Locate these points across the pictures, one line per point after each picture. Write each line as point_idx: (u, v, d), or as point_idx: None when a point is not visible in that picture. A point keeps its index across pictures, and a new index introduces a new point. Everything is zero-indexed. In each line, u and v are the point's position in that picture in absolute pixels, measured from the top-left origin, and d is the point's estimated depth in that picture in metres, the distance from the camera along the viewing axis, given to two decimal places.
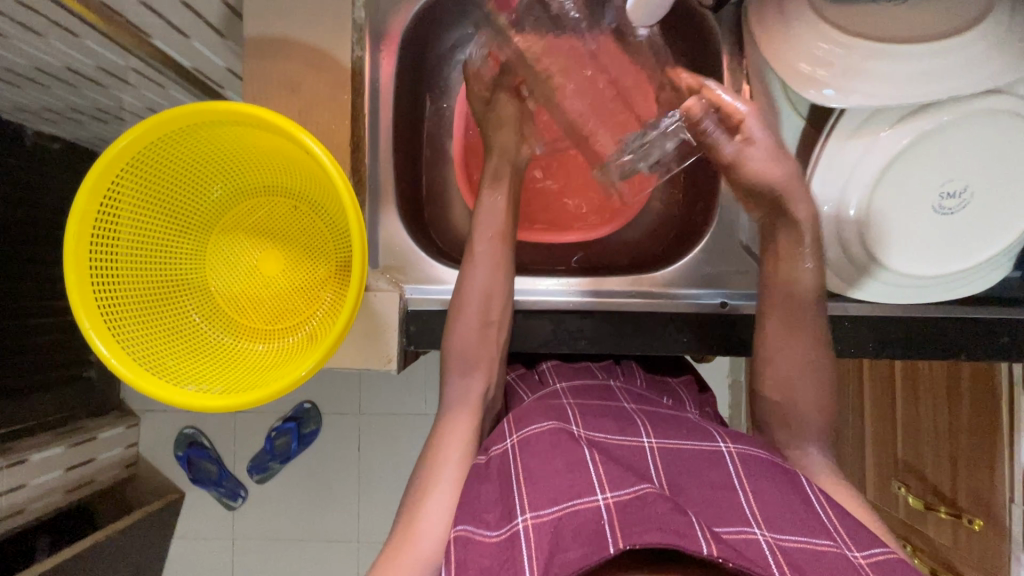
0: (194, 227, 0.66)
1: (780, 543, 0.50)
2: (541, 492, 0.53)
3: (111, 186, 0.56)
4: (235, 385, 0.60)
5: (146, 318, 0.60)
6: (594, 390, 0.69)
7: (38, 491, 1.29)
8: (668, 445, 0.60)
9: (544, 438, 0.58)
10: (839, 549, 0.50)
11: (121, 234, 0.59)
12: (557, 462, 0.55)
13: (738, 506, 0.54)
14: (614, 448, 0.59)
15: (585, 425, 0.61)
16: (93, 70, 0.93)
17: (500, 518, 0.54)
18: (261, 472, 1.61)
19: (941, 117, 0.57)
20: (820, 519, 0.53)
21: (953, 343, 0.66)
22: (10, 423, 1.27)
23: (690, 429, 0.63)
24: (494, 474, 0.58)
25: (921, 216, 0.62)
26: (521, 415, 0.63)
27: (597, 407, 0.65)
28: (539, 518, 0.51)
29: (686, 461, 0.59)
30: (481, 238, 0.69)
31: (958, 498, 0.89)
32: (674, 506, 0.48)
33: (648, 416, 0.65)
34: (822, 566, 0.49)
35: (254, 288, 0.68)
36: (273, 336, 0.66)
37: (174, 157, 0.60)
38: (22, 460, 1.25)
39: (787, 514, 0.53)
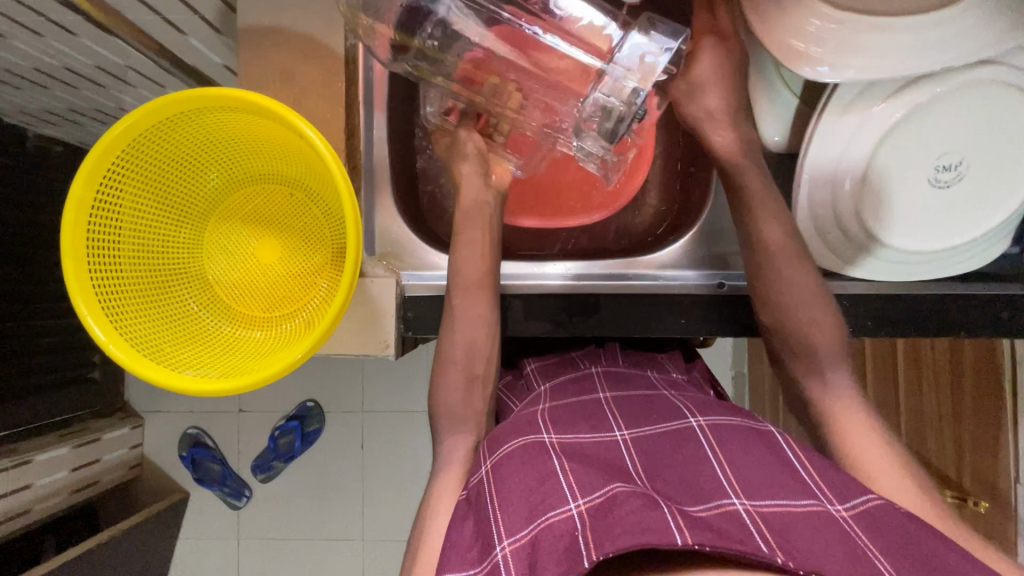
0: (192, 215, 0.66)
1: (759, 509, 0.51)
2: (516, 514, 0.52)
3: (107, 172, 0.57)
4: (232, 370, 0.60)
5: (144, 305, 0.61)
6: (572, 386, 0.73)
7: (45, 490, 1.30)
8: (638, 434, 0.62)
9: (514, 456, 0.58)
10: (821, 507, 0.50)
11: (119, 221, 0.59)
12: (529, 479, 0.55)
13: (714, 479, 0.54)
14: (586, 446, 0.60)
15: (556, 429, 0.62)
16: (93, 70, 0.93)
17: (479, 555, 0.51)
18: (265, 471, 1.62)
19: (934, 89, 0.57)
20: (800, 479, 0.54)
21: (955, 321, 0.65)
22: (16, 424, 1.28)
23: (663, 411, 0.65)
24: (472, 506, 0.56)
25: (916, 191, 0.61)
26: (494, 439, 0.63)
27: (571, 411, 0.66)
28: (515, 542, 0.50)
29: (656, 444, 0.60)
30: (467, 229, 0.70)
31: (963, 481, 0.88)
32: (646, 502, 0.49)
33: (617, 402, 0.68)
34: (809, 525, 0.49)
35: (252, 276, 0.68)
36: (271, 323, 0.66)
37: (172, 144, 0.60)
38: (28, 460, 1.25)
39: (762, 481, 0.54)
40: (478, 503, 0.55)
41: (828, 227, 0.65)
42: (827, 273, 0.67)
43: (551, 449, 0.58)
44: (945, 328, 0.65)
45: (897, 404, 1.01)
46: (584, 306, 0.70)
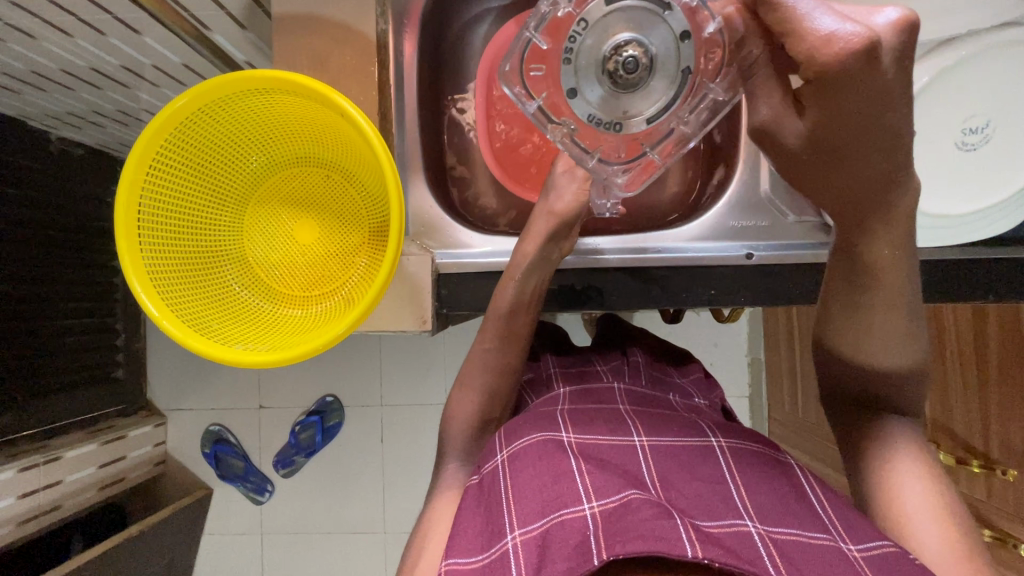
0: (233, 198, 0.69)
1: (772, 535, 0.53)
2: (528, 507, 0.57)
3: (156, 155, 0.59)
4: (277, 345, 0.62)
5: (190, 283, 0.63)
6: (593, 392, 0.75)
7: (74, 487, 1.35)
8: (658, 443, 0.64)
9: (531, 452, 0.61)
10: (833, 542, 0.53)
11: (167, 203, 0.62)
12: (545, 476, 0.58)
13: (730, 499, 0.57)
14: (602, 451, 0.62)
15: (575, 429, 0.65)
16: (121, 69, 0.96)
17: (488, 541, 0.56)
18: (287, 466, 1.63)
19: (959, 53, 0.58)
20: (818, 514, 0.56)
21: (982, 283, 0.67)
22: (45, 422, 1.34)
23: (684, 425, 0.68)
24: (484, 491, 0.61)
25: (943, 155, 0.63)
26: (511, 428, 0.67)
27: (589, 413, 0.69)
28: (526, 534, 0.55)
29: (678, 457, 0.62)
30: (539, 216, 0.73)
31: (990, 451, 0.88)
32: (659, 512, 0.52)
33: (639, 413, 0.70)
34: (812, 556, 0.51)
35: (291, 255, 0.70)
36: (311, 302, 0.68)
37: (214, 128, 0.63)
38: (58, 456, 1.31)
39: (774, 508, 0.56)
40: (491, 492, 0.60)
41: None
42: None
43: (568, 449, 0.61)
44: (965, 292, 0.67)
45: None
46: (610, 285, 0.73)
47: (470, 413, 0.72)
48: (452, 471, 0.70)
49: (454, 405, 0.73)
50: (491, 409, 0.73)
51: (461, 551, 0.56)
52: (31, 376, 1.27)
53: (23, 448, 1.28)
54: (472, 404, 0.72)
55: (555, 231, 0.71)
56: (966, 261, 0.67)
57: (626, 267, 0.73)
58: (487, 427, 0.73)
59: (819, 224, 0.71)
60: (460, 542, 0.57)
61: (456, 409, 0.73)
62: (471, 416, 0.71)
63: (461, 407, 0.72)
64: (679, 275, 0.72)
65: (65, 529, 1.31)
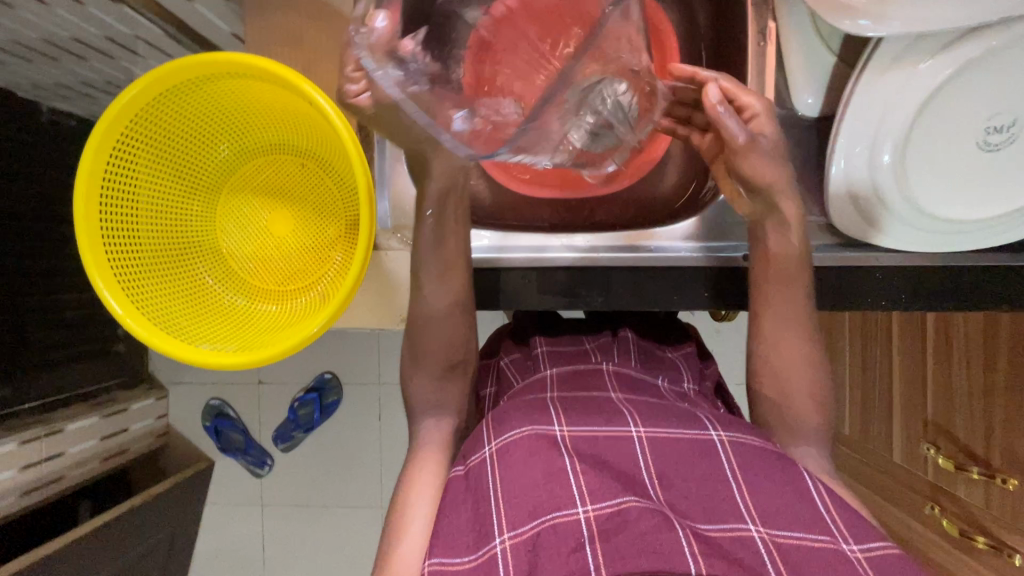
0: (204, 187, 0.66)
1: (775, 538, 0.53)
2: (519, 505, 0.54)
3: (116, 143, 0.57)
4: (247, 345, 0.60)
5: (158, 277, 0.61)
6: (584, 377, 0.70)
7: (77, 458, 1.32)
8: (658, 436, 0.60)
9: (522, 446, 0.58)
10: (834, 544, 0.52)
11: (131, 192, 0.59)
12: (536, 472, 0.56)
13: (732, 501, 0.55)
14: (598, 446, 0.59)
15: (567, 421, 0.61)
16: (98, 39, 0.90)
17: (476, 542, 0.54)
18: (286, 441, 1.64)
19: (989, 43, 0.53)
20: (815, 509, 0.55)
21: (998, 293, 0.63)
22: (46, 393, 1.30)
23: (681, 416, 0.63)
24: (471, 485, 0.58)
25: (961, 154, 0.59)
26: (498, 417, 0.63)
27: (580, 402, 0.64)
28: (516, 537, 0.52)
29: (674, 453, 0.59)
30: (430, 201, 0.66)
31: (991, 458, 0.86)
32: (660, 523, 0.50)
33: (633, 401, 0.65)
34: (819, 567, 0.51)
35: (266, 248, 0.67)
36: (286, 297, 0.66)
37: (177, 113, 0.60)
38: (60, 428, 1.27)
39: (777, 507, 0.55)
40: (479, 488, 0.57)
41: (863, 196, 0.60)
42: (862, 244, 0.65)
43: (561, 446, 0.58)
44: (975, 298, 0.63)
45: (922, 380, 0.97)
46: (596, 283, 0.70)
47: (451, 396, 0.69)
48: (427, 431, 0.67)
49: (422, 378, 0.69)
50: (454, 360, 0.68)
51: (447, 548, 0.54)
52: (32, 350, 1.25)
53: (24, 420, 1.23)
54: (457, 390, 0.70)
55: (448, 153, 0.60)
56: (978, 266, 0.63)
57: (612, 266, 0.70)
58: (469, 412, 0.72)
59: (824, 225, 0.67)
60: (447, 538, 0.55)
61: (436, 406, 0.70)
62: (451, 402, 0.69)
63: (439, 382, 0.68)
64: (673, 277, 0.69)
65: (72, 497, 1.29)
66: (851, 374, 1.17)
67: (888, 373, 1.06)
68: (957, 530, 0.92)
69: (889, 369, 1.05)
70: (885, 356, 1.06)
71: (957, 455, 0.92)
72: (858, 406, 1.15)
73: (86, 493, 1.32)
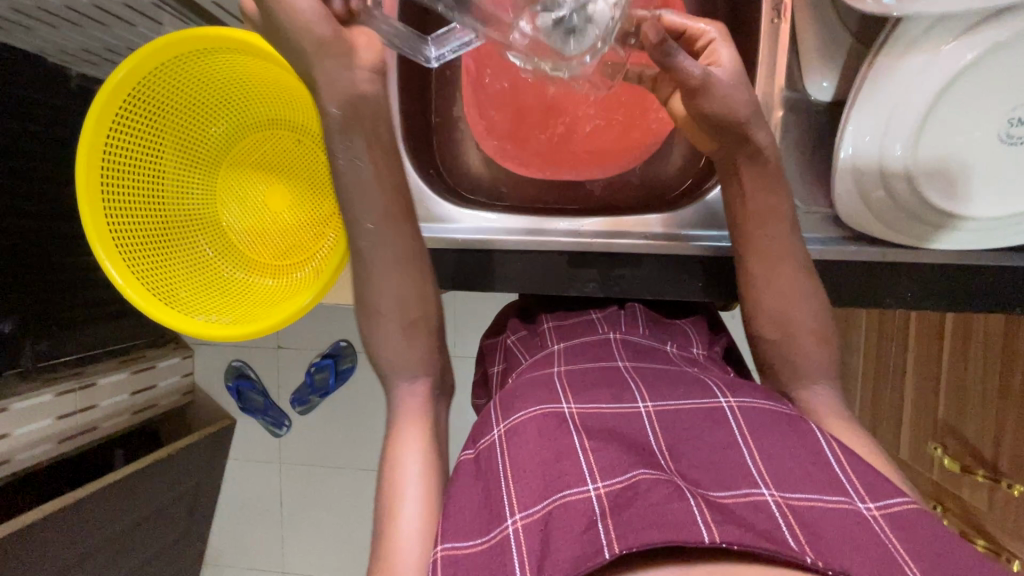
0: (204, 162, 0.67)
1: (789, 501, 0.47)
2: (529, 484, 0.48)
3: (116, 117, 0.58)
4: (241, 318, 0.63)
5: (159, 250, 0.63)
6: (591, 348, 0.65)
7: (110, 411, 1.34)
8: (666, 409, 0.55)
9: (531, 427, 0.52)
10: (850, 505, 0.46)
11: (133, 163, 0.61)
12: (546, 453, 0.50)
13: (743, 467, 0.49)
14: (609, 420, 0.54)
15: (576, 398, 0.56)
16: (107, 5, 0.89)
17: (486, 523, 0.48)
18: (303, 404, 1.59)
19: (1017, 26, 0.50)
20: (830, 472, 0.49)
21: (1003, 297, 0.61)
22: (83, 348, 1.28)
23: (689, 384, 0.57)
24: (481, 469, 0.53)
25: (981, 146, 0.56)
26: (508, 398, 0.58)
27: (589, 376, 0.60)
28: (528, 517, 0.46)
29: (686, 422, 0.54)
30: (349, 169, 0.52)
31: (998, 462, 0.83)
32: (672, 492, 0.45)
33: (643, 373, 0.60)
34: (840, 530, 0.44)
35: (263, 223, 0.69)
36: (283, 272, 0.68)
37: (174, 88, 0.62)
38: (94, 383, 1.27)
39: (793, 470, 0.49)
40: (489, 471, 0.52)
41: (873, 187, 0.57)
42: (867, 238, 0.62)
43: (570, 423, 0.52)
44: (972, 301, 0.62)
45: (937, 379, 0.93)
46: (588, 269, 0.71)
47: (418, 357, 0.59)
48: (402, 401, 0.58)
49: (382, 341, 0.59)
50: (414, 318, 0.58)
51: (459, 534, 0.48)
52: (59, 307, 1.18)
53: (63, 372, 1.22)
54: (428, 349, 0.60)
55: (329, 36, 0.46)
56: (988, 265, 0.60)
57: (608, 253, 0.71)
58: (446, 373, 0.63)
59: (831, 217, 0.64)
60: (457, 523, 0.49)
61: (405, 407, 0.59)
62: (420, 369, 0.59)
63: (401, 339, 0.58)
64: (661, 270, 0.70)
65: (108, 446, 1.34)
66: (861, 373, 1.12)
67: (901, 370, 1.01)
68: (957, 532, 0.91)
69: (903, 365, 1.00)
70: (899, 354, 1.01)
71: (964, 456, 0.89)
72: (868, 406, 1.10)
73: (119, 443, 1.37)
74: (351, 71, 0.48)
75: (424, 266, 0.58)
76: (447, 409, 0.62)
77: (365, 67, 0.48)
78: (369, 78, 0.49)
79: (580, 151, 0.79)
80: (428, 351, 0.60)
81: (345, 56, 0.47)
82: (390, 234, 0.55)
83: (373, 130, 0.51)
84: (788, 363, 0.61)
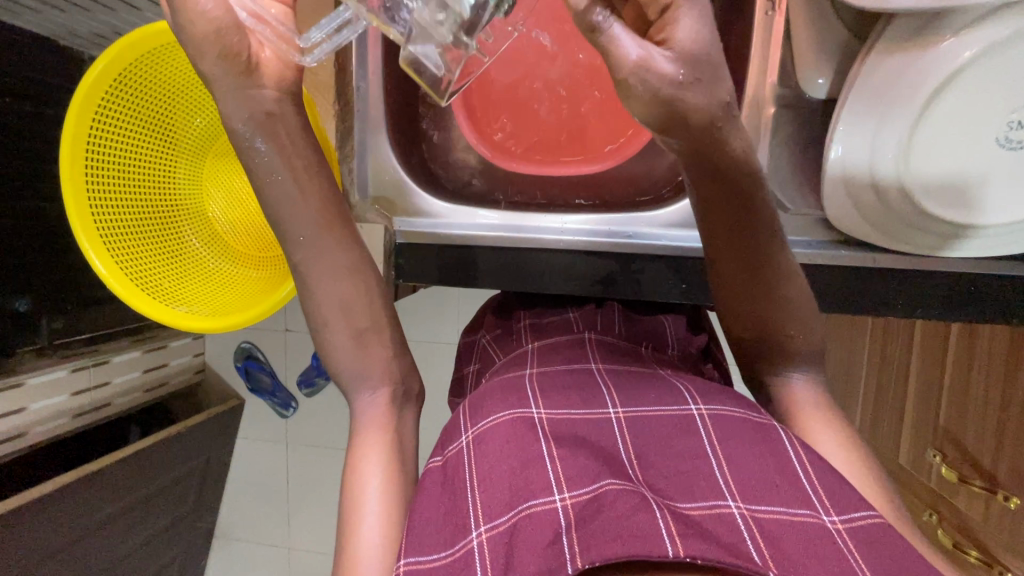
0: (188, 153, 0.71)
1: (756, 514, 0.45)
2: (494, 497, 0.48)
3: (98, 109, 0.61)
4: (219, 310, 0.67)
5: (144, 239, 0.67)
6: (564, 350, 0.65)
7: (123, 388, 1.26)
8: (636, 414, 0.54)
9: (499, 434, 0.52)
10: (815, 518, 0.44)
11: (118, 154, 0.64)
12: (512, 461, 0.49)
13: (710, 477, 0.48)
14: (578, 426, 0.53)
15: (545, 403, 0.55)
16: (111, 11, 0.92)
17: (451, 536, 0.47)
18: (309, 386, 1.44)
19: (1017, 24, 0.47)
20: (798, 482, 0.47)
21: (994, 306, 0.61)
22: (97, 327, 1.15)
23: (659, 388, 0.57)
24: (447, 477, 0.52)
25: (980, 149, 0.54)
26: (476, 403, 0.58)
27: (560, 378, 0.59)
28: (493, 529, 0.46)
29: (653, 429, 0.52)
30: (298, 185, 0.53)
31: (997, 472, 0.80)
32: (638, 504, 0.44)
33: (613, 373, 0.60)
34: (807, 545, 0.43)
35: (246, 215, 0.73)
36: (264, 263, 0.72)
37: (155, 82, 0.64)
38: (105, 361, 1.19)
39: (762, 481, 0.47)
40: (454, 479, 0.51)
41: (863, 191, 0.57)
42: (854, 243, 0.63)
43: (538, 430, 0.52)
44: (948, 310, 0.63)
45: (939, 385, 0.90)
46: (571, 267, 0.71)
47: (375, 363, 0.58)
48: (363, 409, 0.57)
49: (335, 350, 0.57)
50: (361, 327, 0.57)
51: (420, 548, 0.47)
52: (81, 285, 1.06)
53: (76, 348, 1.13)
54: (386, 357, 0.58)
55: (225, 51, 0.47)
56: (960, 275, 0.61)
57: (592, 250, 0.71)
58: (413, 376, 0.61)
59: (820, 219, 0.64)
60: (421, 535, 0.48)
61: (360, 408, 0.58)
62: (378, 376, 0.58)
63: (353, 350, 0.57)
64: (648, 273, 0.70)
65: (124, 421, 1.30)
66: (863, 376, 1.08)
67: (904, 374, 0.97)
68: (950, 541, 0.89)
69: (905, 370, 0.97)
70: (902, 358, 0.98)
71: (963, 466, 0.86)
72: (869, 410, 1.07)
73: (136, 418, 1.33)
74: (256, 90, 0.49)
75: (369, 272, 0.57)
76: (416, 417, 0.60)
77: (270, 87, 0.50)
78: (276, 96, 0.50)
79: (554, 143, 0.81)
80: (385, 355, 0.58)
81: (248, 76, 0.48)
82: (329, 243, 0.55)
83: (294, 145, 0.52)
84: (772, 366, 0.60)
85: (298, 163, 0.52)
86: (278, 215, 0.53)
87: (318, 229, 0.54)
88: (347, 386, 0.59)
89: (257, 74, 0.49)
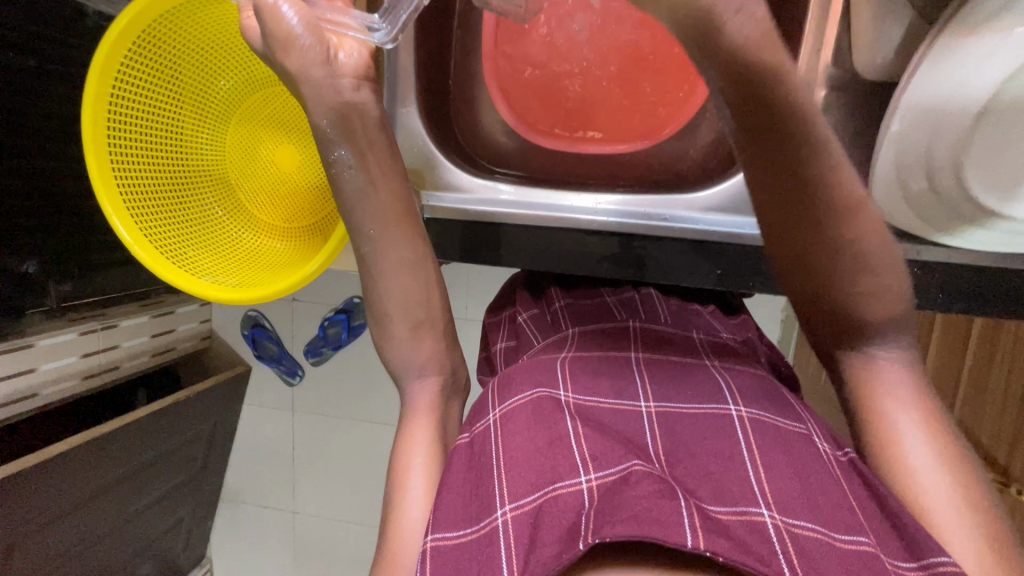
0: (212, 117, 0.69)
1: (791, 528, 0.43)
2: (522, 475, 0.47)
3: (120, 69, 0.59)
4: (246, 282, 0.65)
5: (167, 206, 0.66)
6: (606, 337, 0.63)
7: (130, 353, 1.25)
8: (668, 410, 0.52)
9: (525, 413, 0.51)
10: (861, 544, 0.42)
11: (140, 117, 0.63)
12: (539, 440, 0.49)
13: (744, 481, 0.46)
14: (604, 414, 0.52)
15: (574, 387, 0.54)
16: None
17: (477, 512, 0.47)
18: (315, 355, 1.43)
19: None
20: (847, 502, 0.44)
21: None
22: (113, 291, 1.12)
23: (701, 387, 0.55)
24: (474, 454, 0.52)
25: None
26: (505, 382, 0.57)
27: (594, 365, 0.58)
28: (518, 509, 0.46)
29: (688, 425, 0.51)
30: (377, 183, 0.57)
31: (1011, 466, 0.80)
32: (661, 489, 0.43)
33: (651, 362, 0.59)
34: (840, 563, 0.41)
35: (273, 183, 0.71)
36: (292, 235, 0.71)
37: (177, 40, 0.63)
38: (115, 324, 1.18)
39: (804, 497, 0.44)
40: (481, 457, 0.50)
41: (914, 177, 0.58)
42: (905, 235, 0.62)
43: (565, 409, 0.51)
44: (989, 302, 0.61)
45: (958, 376, 0.90)
46: (607, 248, 0.70)
47: (428, 354, 0.60)
48: (415, 397, 0.59)
49: (390, 341, 0.60)
50: (419, 318, 0.60)
51: (446, 524, 0.47)
52: (84, 249, 1.01)
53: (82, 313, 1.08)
54: (435, 347, 0.61)
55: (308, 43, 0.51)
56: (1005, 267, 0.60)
57: (625, 230, 0.69)
58: (459, 368, 0.64)
59: None
60: (448, 512, 0.48)
61: (417, 391, 0.59)
62: (433, 367, 0.61)
63: (406, 341, 0.60)
64: (673, 256, 0.69)
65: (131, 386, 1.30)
66: None
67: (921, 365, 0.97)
68: None
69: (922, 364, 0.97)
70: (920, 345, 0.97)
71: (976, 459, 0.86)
72: None
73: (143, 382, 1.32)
74: (337, 80, 0.53)
75: (431, 274, 0.61)
76: (462, 407, 0.63)
77: (348, 75, 0.54)
78: (355, 85, 0.54)
79: (585, 120, 0.79)
80: (436, 348, 0.61)
81: (331, 64, 0.53)
82: (396, 239, 0.58)
83: (368, 136, 0.56)
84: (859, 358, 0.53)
85: (371, 155, 0.56)
86: (349, 204, 0.57)
87: (386, 222, 0.57)
88: (398, 375, 0.61)
89: (336, 65, 0.53)
